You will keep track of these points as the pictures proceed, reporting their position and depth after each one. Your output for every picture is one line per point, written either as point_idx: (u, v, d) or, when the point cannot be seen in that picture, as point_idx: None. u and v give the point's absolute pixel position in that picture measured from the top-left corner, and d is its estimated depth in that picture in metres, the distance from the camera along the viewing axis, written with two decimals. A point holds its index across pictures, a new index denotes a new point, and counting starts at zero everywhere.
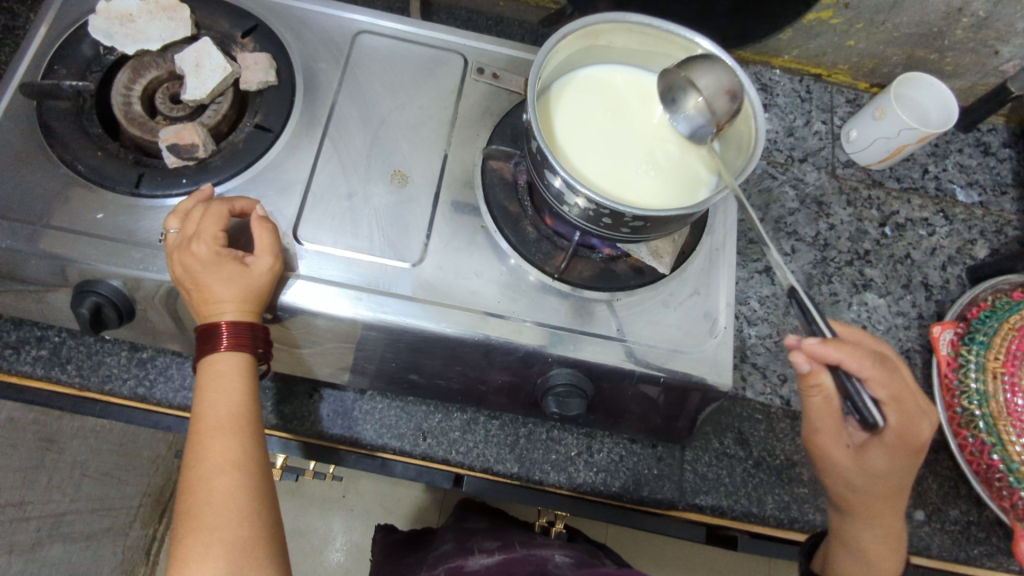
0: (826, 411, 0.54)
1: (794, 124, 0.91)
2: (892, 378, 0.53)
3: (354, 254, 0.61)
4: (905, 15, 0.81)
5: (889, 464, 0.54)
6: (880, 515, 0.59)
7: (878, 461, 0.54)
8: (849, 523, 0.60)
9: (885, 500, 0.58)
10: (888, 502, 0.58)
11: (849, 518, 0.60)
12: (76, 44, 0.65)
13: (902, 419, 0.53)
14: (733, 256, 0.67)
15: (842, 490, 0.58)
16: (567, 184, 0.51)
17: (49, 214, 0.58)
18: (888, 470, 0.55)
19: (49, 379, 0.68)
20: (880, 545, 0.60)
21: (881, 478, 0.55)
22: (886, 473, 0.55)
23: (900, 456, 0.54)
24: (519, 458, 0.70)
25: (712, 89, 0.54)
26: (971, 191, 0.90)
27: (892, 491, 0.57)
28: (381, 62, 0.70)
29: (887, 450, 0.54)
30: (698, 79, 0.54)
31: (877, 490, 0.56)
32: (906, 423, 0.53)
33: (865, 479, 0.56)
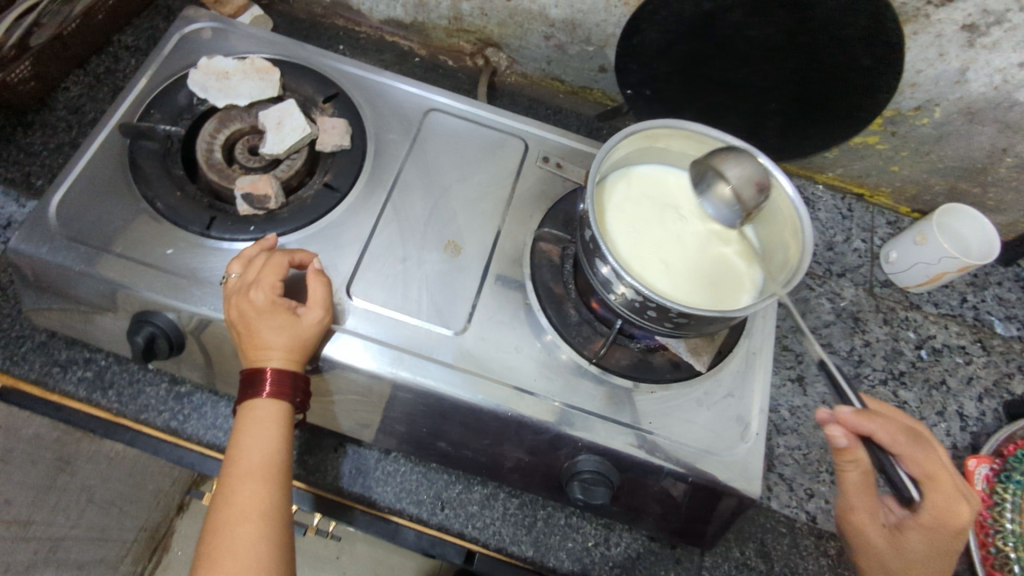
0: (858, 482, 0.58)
1: (834, 239, 0.93)
2: (930, 459, 0.56)
3: (400, 315, 0.62)
4: (949, 148, 0.84)
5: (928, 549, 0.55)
6: None
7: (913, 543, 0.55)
8: None
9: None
10: None
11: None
12: (174, 93, 0.70)
13: (937, 499, 0.54)
14: (770, 362, 0.67)
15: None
16: (616, 274, 0.53)
17: (122, 243, 0.62)
18: (925, 555, 0.55)
19: (90, 402, 0.70)
20: None
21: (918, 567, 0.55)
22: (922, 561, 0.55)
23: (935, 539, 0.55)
24: (535, 541, 0.69)
25: (744, 181, 0.56)
26: (1009, 324, 0.90)
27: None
28: (448, 139, 0.74)
29: (924, 534, 0.55)
30: (729, 170, 0.57)
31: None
32: (946, 508, 0.54)
33: (898, 563, 0.56)
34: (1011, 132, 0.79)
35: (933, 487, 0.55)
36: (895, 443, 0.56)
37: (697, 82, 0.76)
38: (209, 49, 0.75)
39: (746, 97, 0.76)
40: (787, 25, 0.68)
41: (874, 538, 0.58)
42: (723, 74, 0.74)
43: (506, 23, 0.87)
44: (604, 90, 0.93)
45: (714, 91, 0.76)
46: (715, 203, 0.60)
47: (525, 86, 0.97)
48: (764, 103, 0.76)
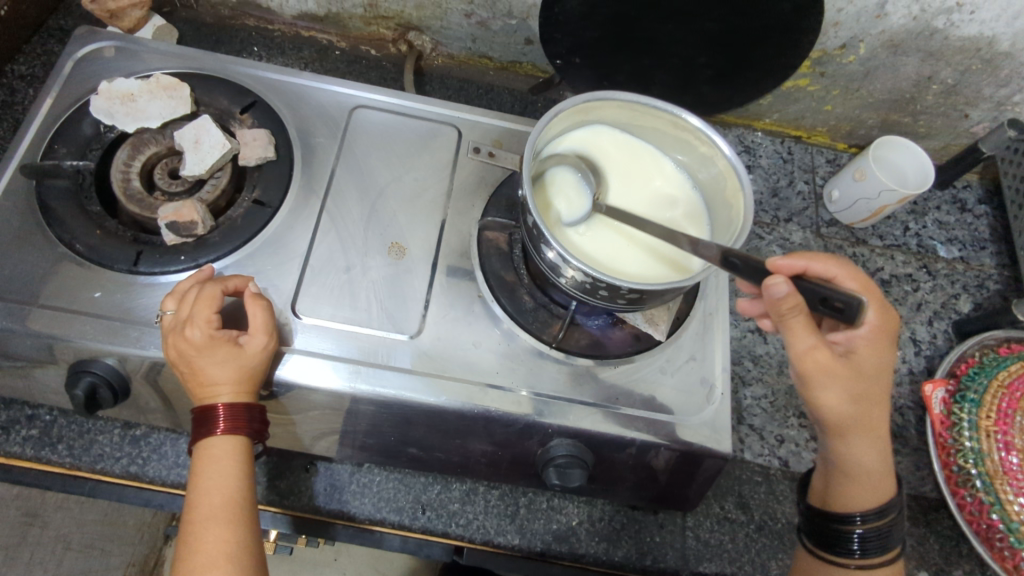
0: (803, 326, 0.49)
1: (778, 184, 0.94)
2: (854, 271, 0.57)
3: (351, 327, 0.61)
4: (878, 82, 0.85)
5: (875, 358, 0.54)
6: (875, 424, 0.56)
7: (866, 357, 0.54)
8: (847, 447, 0.56)
9: (880, 407, 0.55)
10: (879, 408, 0.55)
11: (847, 435, 0.55)
12: (78, 123, 0.66)
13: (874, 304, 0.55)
14: (727, 320, 0.68)
15: (832, 401, 0.53)
16: (561, 257, 0.52)
17: (45, 292, 0.58)
18: (877, 364, 0.54)
19: (41, 460, 0.67)
20: (879, 462, 0.57)
21: (871, 378, 0.54)
22: (879, 369, 0.54)
23: (878, 347, 0.54)
24: (520, 529, 0.69)
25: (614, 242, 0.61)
26: (951, 246, 0.93)
27: (881, 396, 0.55)
28: (378, 136, 0.72)
29: (871, 345, 0.54)
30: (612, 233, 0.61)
31: (876, 393, 0.54)
32: (880, 314, 0.55)
33: (864, 381, 0.53)
34: (934, 60, 0.80)
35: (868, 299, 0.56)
36: (823, 266, 0.55)
37: (624, 46, 0.74)
38: (110, 70, 0.71)
39: (672, 55, 0.75)
40: None
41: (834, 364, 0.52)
42: (649, 34, 0.73)
43: (423, 5, 0.84)
44: (533, 63, 0.91)
45: (643, 53, 0.75)
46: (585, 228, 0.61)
47: (454, 67, 0.94)
48: (694, 58, 0.75)
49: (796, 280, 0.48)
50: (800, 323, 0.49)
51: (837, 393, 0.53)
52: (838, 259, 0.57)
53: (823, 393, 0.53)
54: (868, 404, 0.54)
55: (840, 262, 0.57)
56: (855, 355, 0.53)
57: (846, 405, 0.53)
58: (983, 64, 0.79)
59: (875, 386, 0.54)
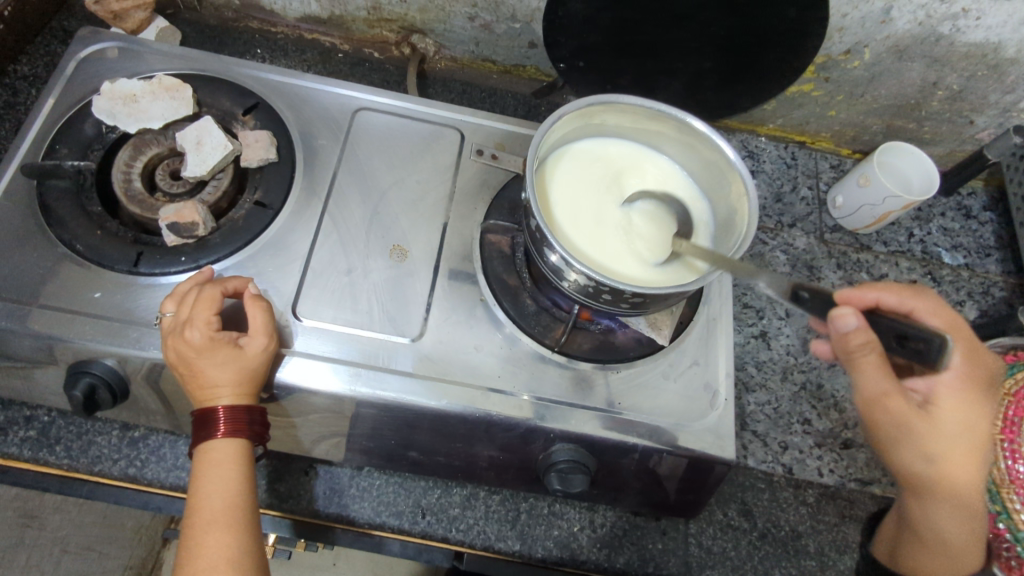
0: (877, 368, 0.49)
1: (781, 190, 0.94)
2: (942, 308, 0.57)
3: (352, 329, 0.60)
4: (883, 88, 0.85)
5: (960, 411, 0.53)
6: (959, 488, 0.57)
7: (949, 409, 0.53)
8: (927, 510, 0.60)
9: (966, 466, 0.56)
10: (972, 471, 0.56)
11: (930, 500, 0.59)
12: (79, 124, 0.66)
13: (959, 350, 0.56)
14: (730, 325, 0.67)
15: (913, 455, 0.55)
16: (563, 261, 0.52)
17: (44, 292, 0.58)
18: (962, 420, 0.53)
19: (38, 462, 0.66)
20: (955, 521, 0.60)
21: (957, 435, 0.54)
22: (963, 428, 0.54)
23: (965, 398, 0.54)
24: (520, 535, 0.69)
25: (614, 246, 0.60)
26: (956, 253, 0.92)
27: (967, 452, 0.55)
28: (380, 138, 0.71)
29: (954, 394, 0.53)
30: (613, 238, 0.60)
31: (960, 454, 0.55)
32: (968, 362, 0.56)
33: (946, 439, 0.54)
34: (939, 66, 0.80)
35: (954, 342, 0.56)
36: (903, 301, 0.57)
37: (628, 49, 0.74)
38: (112, 70, 0.71)
39: (675, 59, 0.75)
40: None
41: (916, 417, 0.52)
42: (652, 38, 0.73)
43: (427, 8, 0.84)
44: (537, 66, 0.91)
45: (646, 55, 0.75)
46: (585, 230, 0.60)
47: (457, 70, 0.94)
48: (698, 63, 0.74)
49: (871, 316, 0.47)
50: (873, 368, 0.49)
51: (918, 451, 0.55)
52: (922, 295, 0.58)
53: (902, 450, 0.56)
54: (952, 462, 0.55)
55: (925, 298, 0.58)
56: (933, 407, 0.54)
57: (924, 463, 0.56)
58: (988, 70, 0.79)
59: (963, 448, 0.55)
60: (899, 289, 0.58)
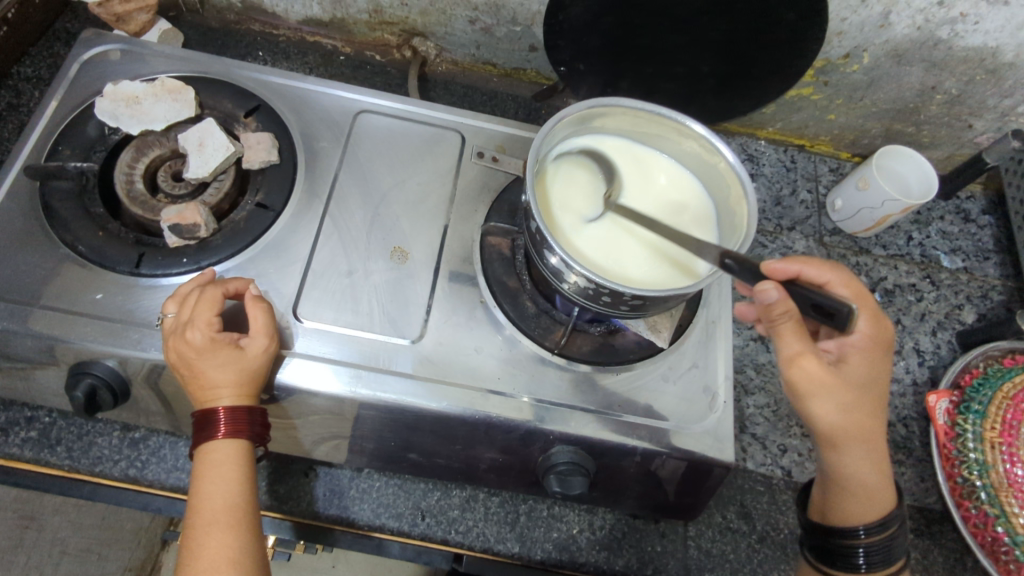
0: (794, 333, 0.50)
1: (781, 193, 0.94)
2: (853, 279, 0.56)
3: (353, 331, 0.61)
4: (882, 92, 0.85)
5: (868, 369, 0.54)
6: (869, 439, 0.54)
7: (857, 367, 0.53)
8: (841, 462, 0.55)
9: (874, 417, 0.54)
10: (877, 427, 0.54)
11: (844, 448, 0.54)
12: (82, 126, 0.66)
13: (868, 313, 0.55)
14: (729, 328, 0.68)
15: (824, 408, 0.52)
16: (564, 263, 0.52)
17: (46, 293, 0.58)
18: (870, 375, 0.54)
19: (40, 462, 0.67)
20: (878, 478, 0.55)
21: (863, 391, 0.53)
22: (868, 382, 0.53)
23: (872, 357, 0.54)
24: (520, 536, 0.69)
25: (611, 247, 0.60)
26: (954, 257, 0.92)
27: (874, 407, 0.54)
28: (381, 141, 0.72)
29: (863, 354, 0.54)
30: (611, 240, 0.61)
31: (867, 410, 0.53)
32: (875, 324, 0.55)
33: (853, 394, 0.52)
34: (938, 70, 0.80)
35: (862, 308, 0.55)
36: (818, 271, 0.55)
37: (628, 53, 0.74)
38: (115, 72, 0.71)
39: (676, 63, 0.75)
40: None
41: (824, 372, 0.51)
42: (652, 42, 0.73)
43: (428, 11, 0.84)
44: (537, 69, 0.91)
45: (646, 59, 0.75)
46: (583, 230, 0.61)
47: (458, 74, 0.94)
48: (697, 67, 0.75)
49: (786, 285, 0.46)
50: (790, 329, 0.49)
51: (828, 402, 0.52)
52: (837, 266, 0.56)
53: (813, 401, 0.52)
54: (861, 419, 0.53)
55: (838, 266, 0.56)
56: (844, 363, 0.54)
57: (836, 415, 0.52)
58: (987, 74, 0.79)
59: (867, 399, 0.53)
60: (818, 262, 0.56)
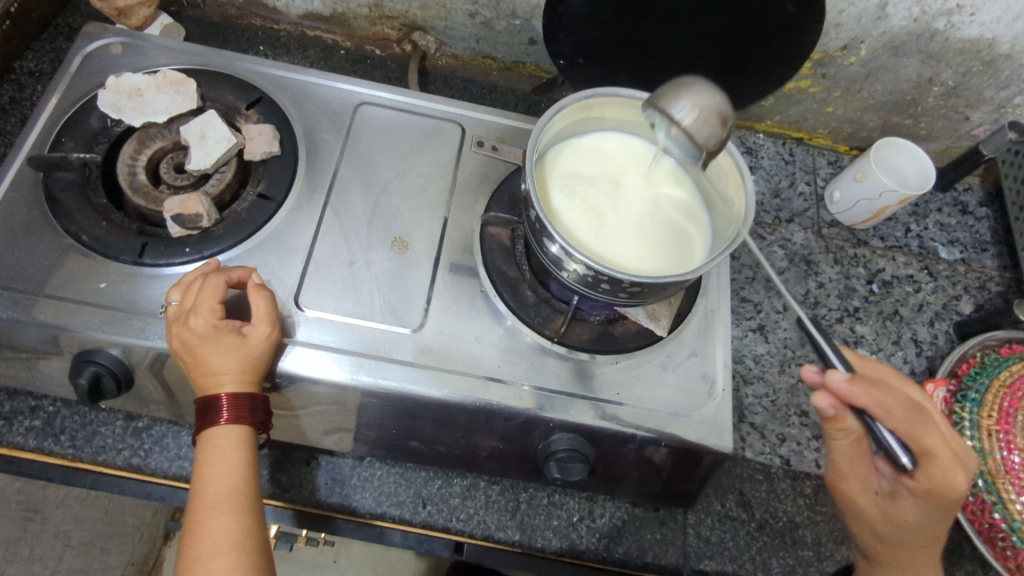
0: (847, 451, 0.58)
1: (779, 186, 0.94)
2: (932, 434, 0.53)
3: (354, 320, 0.61)
4: (880, 84, 0.86)
5: (920, 517, 0.55)
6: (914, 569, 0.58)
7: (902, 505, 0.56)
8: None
9: (919, 552, 0.57)
10: (921, 558, 0.58)
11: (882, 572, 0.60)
12: (85, 117, 0.66)
13: (934, 470, 0.53)
14: (728, 317, 0.68)
15: (868, 532, 0.59)
16: (563, 251, 0.52)
17: (50, 283, 0.59)
18: (917, 521, 0.56)
19: (43, 451, 0.67)
20: None
21: (909, 530, 0.56)
22: (916, 525, 0.56)
23: (926, 506, 0.54)
24: (520, 524, 0.69)
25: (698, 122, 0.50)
26: (952, 248, 0.93)
27: (921, 544, 0.57)
28: (381, 133, 0.72)
29: (916, 502, 0.55)
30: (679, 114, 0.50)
31: (911, 542, 0.57)
32: (937, 482, 0.53)
33: (894, 530, 0.57)
34: (935, 62, 0.80)
35: (927, 461, 0.53)
36: (885, 413, 0.53)
37: (627, 45, 0.75)
38: (117, 65, 0.71)
39: (673, 55, 0.75)
40: None
41: (859, 498, 0.59)
42: (651, 34, 0.74)
43: (428, 5, 0.85)
44: (537, 63, 0.92)
45: (645, 52, 0.75)
46: (584, 221, 0.61)
47: (457, 68, 0.95)
48: (696, 59, 0.75)
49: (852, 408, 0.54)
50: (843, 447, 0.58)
51: (864, 521, 0.59)
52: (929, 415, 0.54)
53: (854, 516, 0.60)
54: (900, 551, 0.58)
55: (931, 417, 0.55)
56: (893, 500, 0.57)
57: (876, 539, 0.59)
58: (983, 66, 0.80)
59: (908, 539, 0.57)
60: (920, 412, 0.54)
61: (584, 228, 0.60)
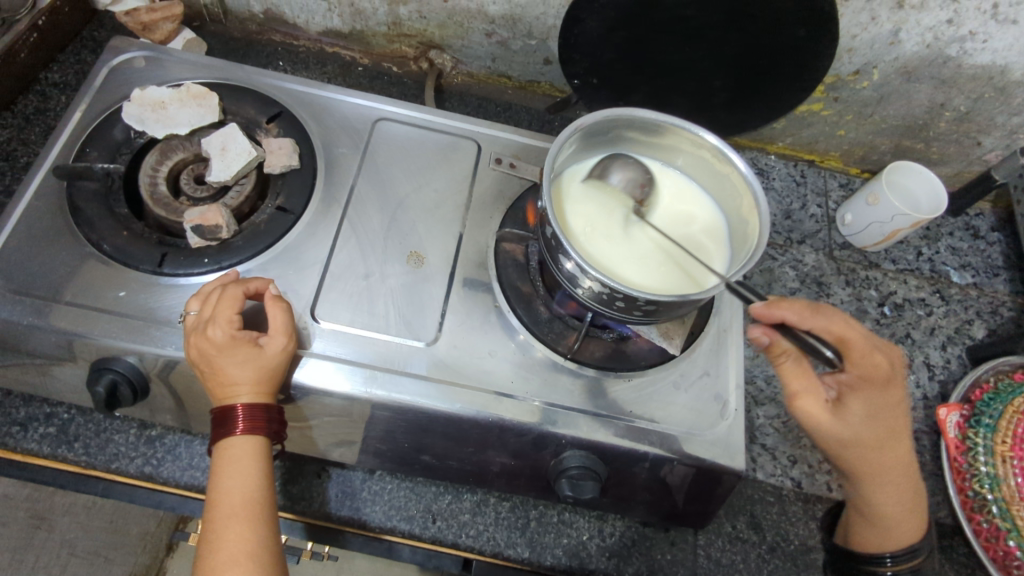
0: (797, 375, 0.55)
1: (791, 207, 0.95)
2: (843, 322, 0.54)
3: (369, 333, 0.62)
4: (892, 108, 0.86)
5: (865, 406, 0.56)
6: (886, 468, 0.60)
7: (854, 405, 0.56)
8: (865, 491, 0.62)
9: (884, 448, 0.59)
10: (888, 452, 0.59)
11: (866, 481, 0.61)
12: (109, 129, 0.68)
13: (857, 356, 0.55)
14: (741, 336, 0.68)
15: (835, 444, 0.58)
16: (579, 268, 0.53)
17: (70, 290, 0.59)
18: (866, 414, 0.56)
19: (57, 458, 0.68)
20: (896, 504, 0.61)
21: (863, 425, 0.57)
22: (868, 417, 0.56)
23: (871, 392, 0.56)
24: (530, 542, 0.69)
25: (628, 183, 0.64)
26: (964, 272, 0.93)
27: (880, 438, 0.58)
28: (399, 148, 0.73)
29: (857, 394, 0.56)
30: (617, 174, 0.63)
31: (871, 437, 0.58)
32: (864, 364, 0.55)
33: (855, 432, 0.57)
34: (947, 88, 0.81)
35: (848, 350, 0.54)
36: (805, 319, 0.53)
37: (642, 67, 0.76)
38: (141, 78, 0.73)
39: (688, 77, 0.76)
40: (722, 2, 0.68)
41: (821, 416, 0.56)
42: (666, 56, 0.75)
43: (445, 24, 0.86)
44: (551, 82, 0.93)
45: (659, 73, 0.76)
46: (600, 236, 0.61)
47: (473, 85, 0.96)
48: (709, 81, 0.76)
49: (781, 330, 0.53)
50: (790, 372, 0.55)
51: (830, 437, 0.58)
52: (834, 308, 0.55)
53: (820, 436, 0.58)
54: (866, 449, 0.58)
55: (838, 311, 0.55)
56: (841, 404, 0.56)
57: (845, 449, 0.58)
58: (995, 92, 0.80)
59: (876, 436, 0.57)
60: (823, 308, 0.54)
61: (599, 243, 0.61)
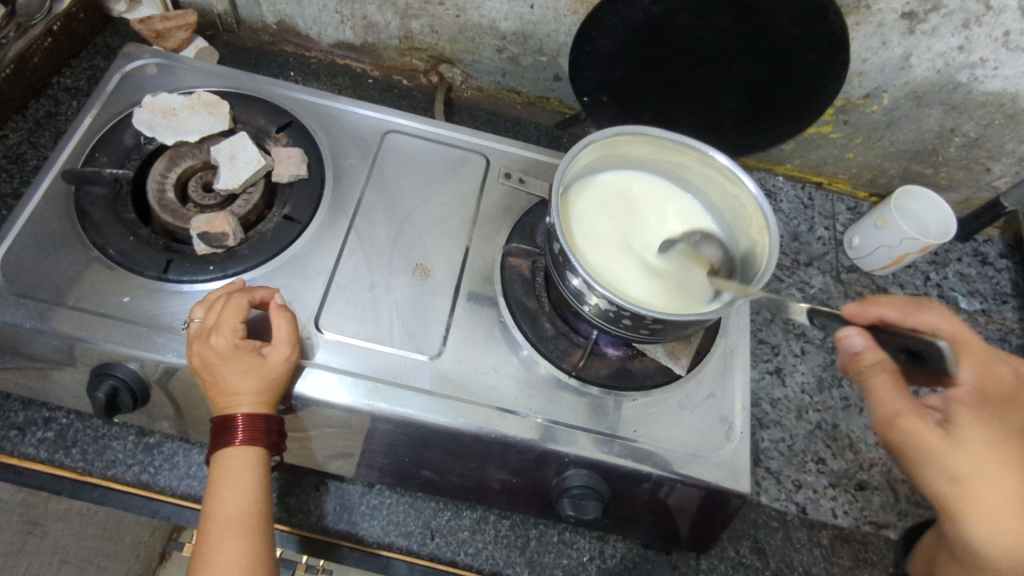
0: (893, 389, 0.49)
1: (798, 229, 0.95)
2: (942, 320, 0.55)
3: (372, 345, 0.61)
4: (901, 133, 0.86)
5: (988, 432, 0.48)
6: (1014, 511, 0.47)
7: (971, 428, 0.48)
8: (961, 535, 0.50)
9: (1009, 485, 0.47)
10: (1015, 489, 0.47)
11: (960, 522, 0.49)
12: (119, 134, 0.68)
13: (976, 367, 0.52)
14: (747, 358, 0.68)
15: (941, 481, 0.48)
16: (585, 284, 0.52)
17: (73, 294, 0.59)
18: (987, 438, 0.48)
19: (54, 463, 0.67)
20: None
21: (987, 452, 0.48)
22: (988, 445, 0.48)
23: (990, 414, 0.49)
24: (529, 561, 0.68)
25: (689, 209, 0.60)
26: (972, 299, 0.92)
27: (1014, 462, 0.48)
28: (407, 161, 0.73)
29: (976, 412, 0.49)
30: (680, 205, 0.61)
31: (989, 465, 0.47)
32: (981, 375, 0.52)
33: (970, 457, 0.48)
34: (957, 113, 0.81)
35: (963, 353, 0.53)
36: (907, 316, 0.56)
37: (651, 86, 0.76)
38: (153, 85, 0.73)
39: (697, 97, 0.76)
40: (734, 24, 0.68)
41: (931, 438, 0.48)
42: (676, 76, 0.75)
43: (457, 39, 0.87)
44: (561, 99, 0.93)
45: (669, 93, 0.77)
46: (609, 255, 0.61)
47: (482, 100, 0.96)
48: (719, 101, 0.76)
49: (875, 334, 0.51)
50: (886, 387, 0.49)
51: (940, 471, 0.48)
52: (927, 305, 0.57)
53: (925, 472, 0.49)
54: (970, 487, 0.48)
55: (931, 306, 0.57)
56: (950, 423, 0.49)
57: (951, 485, 0.48)
58: (1006, 119, 0.80)
59: (989, 467, 0.47)
60: (909, 306, 0.57)
61: (606, 261, 0.61)
